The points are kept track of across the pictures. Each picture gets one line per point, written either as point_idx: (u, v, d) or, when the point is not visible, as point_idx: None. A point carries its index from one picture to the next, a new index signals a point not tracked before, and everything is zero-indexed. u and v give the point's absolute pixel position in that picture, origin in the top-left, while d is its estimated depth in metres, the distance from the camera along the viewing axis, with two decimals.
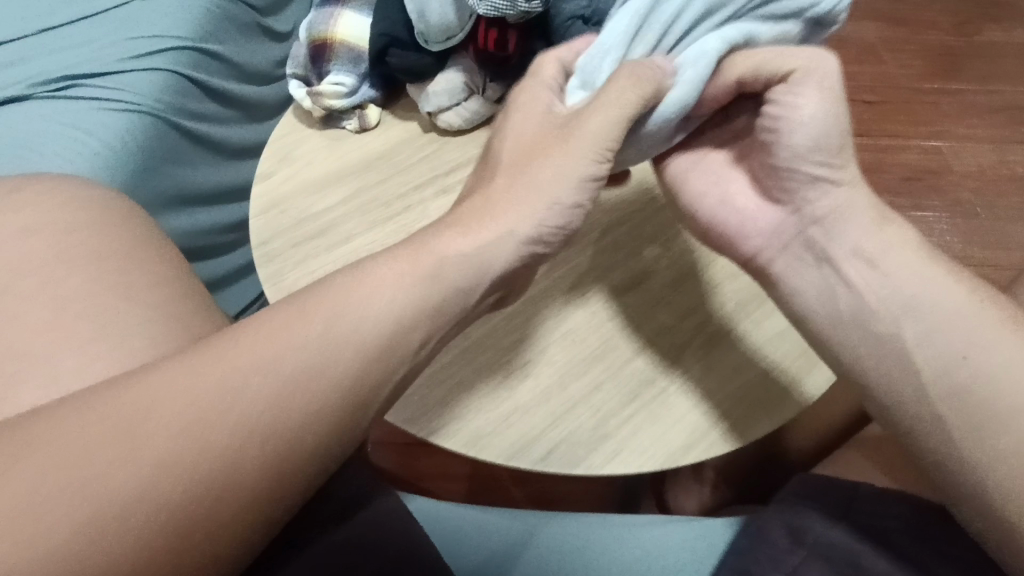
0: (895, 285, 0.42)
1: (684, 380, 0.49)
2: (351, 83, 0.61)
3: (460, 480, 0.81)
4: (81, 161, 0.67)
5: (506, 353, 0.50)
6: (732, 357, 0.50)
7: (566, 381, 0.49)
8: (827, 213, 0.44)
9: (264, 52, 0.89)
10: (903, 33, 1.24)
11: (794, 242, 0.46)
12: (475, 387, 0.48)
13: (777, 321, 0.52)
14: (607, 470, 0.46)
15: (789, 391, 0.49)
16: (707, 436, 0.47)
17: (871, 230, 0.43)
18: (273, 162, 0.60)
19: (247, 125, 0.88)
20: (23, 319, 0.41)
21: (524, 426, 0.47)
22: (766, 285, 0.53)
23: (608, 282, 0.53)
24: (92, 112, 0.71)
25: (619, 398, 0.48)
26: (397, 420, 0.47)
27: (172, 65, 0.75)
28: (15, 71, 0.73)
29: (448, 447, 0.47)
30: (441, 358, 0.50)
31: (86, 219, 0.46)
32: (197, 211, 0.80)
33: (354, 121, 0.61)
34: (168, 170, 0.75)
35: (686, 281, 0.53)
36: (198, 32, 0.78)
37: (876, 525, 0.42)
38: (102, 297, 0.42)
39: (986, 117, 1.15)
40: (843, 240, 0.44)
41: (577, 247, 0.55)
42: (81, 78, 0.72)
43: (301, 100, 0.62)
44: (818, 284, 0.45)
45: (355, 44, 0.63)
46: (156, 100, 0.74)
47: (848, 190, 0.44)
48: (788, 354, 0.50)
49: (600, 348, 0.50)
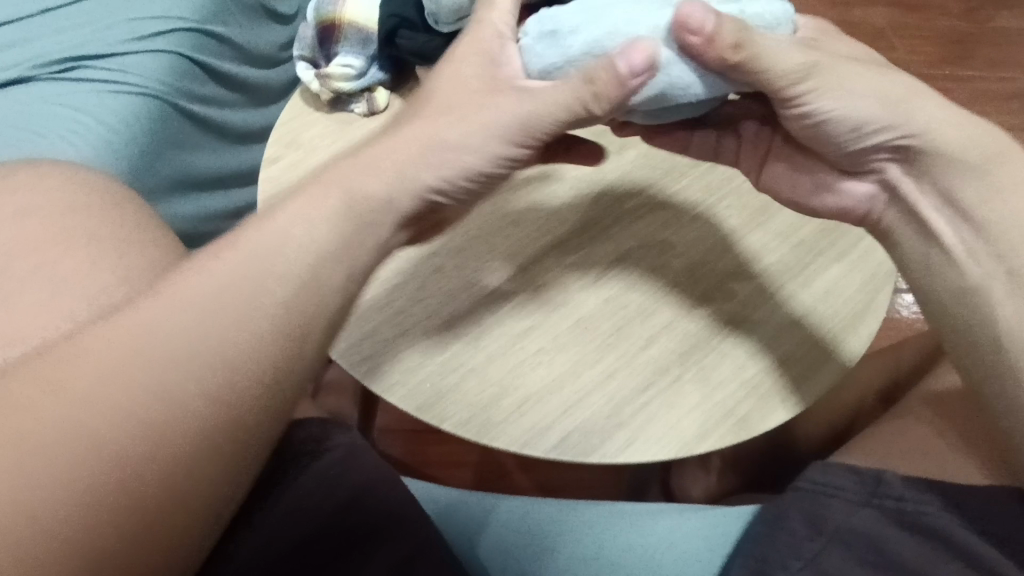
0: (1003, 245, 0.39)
1: (695, 368, 0.49)
2: (360, 66, 0.60)
3: (467, 467, 0.80)
4: (84, 144, 0.66)
5: (520, 340, 0.49)
6: (746, 346, 0.49)
7: (578, 369, 0.48)
8: (930, 152, 0.40)
9: (268, 35, 0.88)
10: (914, 19, 1.22)
11: (898, 181, 0.43)
12: (488, 374, 0.48)
13: (793, 307, 0.51)
14: (621, 459, 0.45)
15: (812, 375, 0.48)
16: (721, 426, 0.46)
17: (929, 107, 0.40)
18: (280, 146, 0.59)
19: (252, 110, 0.87)
20: (21, 302, 0.40)
21: (537, 413, 0.47)
22: (784, 270, 0.53)
23: (618, 272, 0.53)
24: (93, 95, 0.70)
25: (631, 388, 0.48)
26: (409, 408, 0.47)
27: (176, 48, 0.74)
28: (15, 51, 0.71)
29: (462, 436, 0.46)
30: (453, 346, 0.49)
31: (91, 202, 0.45)
32: (200, 197, 0.79)
33: (362, 105, 0.60)
34: (171, 154, 0.74)
35: (701, 267, 0.53)
36: (202, 14, 0.77)
37: (911, 509, 0.41)
38: (104, 278, 0.41)
39: (999, 105, 1.13)
40: (926, 182, 0.41)
41: (584, 232, 0.55)
42: (83, 60, 0.71)
43: (308, 83, 0.61)
44: (913, 182, 0.42)
45: (365, 26, 0.61)
46: (160, 83, 0.73)
47: (917, 117, 0.40)
48: (804, 340, 0.50)
49: (612, 337, 0.50)
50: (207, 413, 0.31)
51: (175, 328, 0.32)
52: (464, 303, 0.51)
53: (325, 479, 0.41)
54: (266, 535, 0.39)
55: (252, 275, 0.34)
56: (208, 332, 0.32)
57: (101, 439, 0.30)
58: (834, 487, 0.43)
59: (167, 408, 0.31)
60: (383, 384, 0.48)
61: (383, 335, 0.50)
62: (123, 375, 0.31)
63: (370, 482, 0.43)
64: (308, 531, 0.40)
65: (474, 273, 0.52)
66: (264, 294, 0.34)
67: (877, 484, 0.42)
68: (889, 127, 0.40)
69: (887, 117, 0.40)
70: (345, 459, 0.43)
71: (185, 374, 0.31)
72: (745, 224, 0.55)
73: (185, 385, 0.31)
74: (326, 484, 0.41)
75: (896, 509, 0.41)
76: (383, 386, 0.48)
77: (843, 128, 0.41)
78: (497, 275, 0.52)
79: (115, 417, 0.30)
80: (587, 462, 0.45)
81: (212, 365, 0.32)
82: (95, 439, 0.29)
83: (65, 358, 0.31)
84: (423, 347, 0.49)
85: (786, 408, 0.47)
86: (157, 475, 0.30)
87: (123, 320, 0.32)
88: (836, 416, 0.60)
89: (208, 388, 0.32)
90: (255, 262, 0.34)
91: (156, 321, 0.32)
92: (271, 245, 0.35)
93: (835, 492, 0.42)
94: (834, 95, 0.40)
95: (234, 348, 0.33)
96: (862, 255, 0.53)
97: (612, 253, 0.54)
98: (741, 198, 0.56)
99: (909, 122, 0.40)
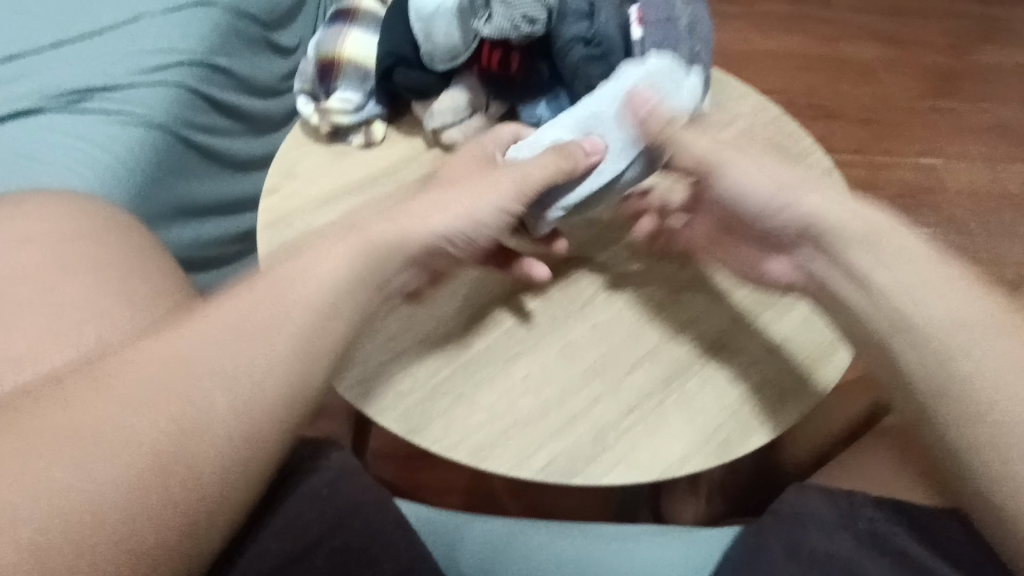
0: (908, 301, 0.40)
1: (679, 392, 0.50)
2: (358, 101, 0.62)
3: (458, 492, 0.81)
4: (92, 175, 0.69)
5: (509, 365, 0.51)
6: (727, 371, 0.51)
7: (566, 393, 0.50)
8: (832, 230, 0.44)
9: (270, 67, 0.91)
10: (899, 54, 1.26)
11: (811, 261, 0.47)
12: (477, 399, 0.50)
13: (774, 334, 0.53)
14: (606, 482, 0.47)
15: (792, 399, 0.50)
16: (704, 449, 0.48)
17: (827, 194, 0.45)
18: (278, 176, 0.61)
19: (252, 139, 0.90)
20: (28, 329, 0.41)
21: (524, 437, 0.48)
22: (765, 297, 0.55)
23: (604, 299, 0.55)
24: (100, 126, 0.72)
25: (616, 411, 0.49)
26: (400, 431, 0.49)
27: (182, 80, 0.77)
28: (26, 83, 0.74)
29: (451, 458, 0.48)
30: (443, 371, 0.51)
31: (97, 232, 0.47)
32: (201, 223, 0.82)
33: (359, 136, 0.63)
34: (175, 183, 0.76)
35: (684, 295, 0.55)
36: (206, 48, 0.80)
37: (883, 532, 0.42)
38: (108, 306, 0.43)
39: (981, 137, 1.18)
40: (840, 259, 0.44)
41: (573, 260, 0.57)
42: (91, 92, 0.74)
43: (308, 116, 0.64)
44: (825, 266, 0.46)
45: (363, 63, 0.64)
46: (165, 114, 0.75)
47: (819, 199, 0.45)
48: (784, 365, 0.51)
49: (599, 362, 0.51)
50: (209, 437, 0.35)
51: (192, 358, 0.37)
52: (455, 329, 0.53)
53: (317, 497, 0.43)
54: (262, 546, 0.41)
55: (260, 321, 0.39)
56: (223, 364, 0.37)
57: (117, 454, 0.33)
58: (810, 510, 0.44)
59: (175, 429, 0.34)
60: (375, 407, 0.49)
61: (377, 359, 0.51)
62: (143, 397, 0.35)
63: (361, 502, 0.44)
64: (300, 548, 0.41)
65: (465, 300, 0.54)
66: (272, 333, 0.39)
67: (851, 507, 0.44)
68: (791, 209, 0.46)
69: (786, 199, 0.46)
70: (335, 479, 0.44)
71: (196, 398, 0.35)
72: None
73: (194, 410, 0.35)
74: (318, 502, 0.43)
75: (868, 531, 0.43)
76: (376, 409, 0.49)
77: (751, 201, 0.48)
78: (487, 301, 0.54)
79: (130, 434, 0.34)
80: (573, 484, 0.47)
81: (220, 395, 0.36)
82: (108, 455, 0.33)
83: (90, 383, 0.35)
84: (415, 372, 0.51)
85: (766, 432, 0.49)
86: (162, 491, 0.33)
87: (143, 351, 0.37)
88: (822, 440, 0.61)
89: (213, 415, 0.35)
90: (268, 306, 0.39)
91: (177, 354, 0.37)
92: (282, 293, 0.40)
93: (810, 515, 0.44)
94: (737, 171, 0.48)
95: (239, 383, 0.37)
96: None
97: (599, 282, 0.55)
98: None
99: (807, 205, 0.45)
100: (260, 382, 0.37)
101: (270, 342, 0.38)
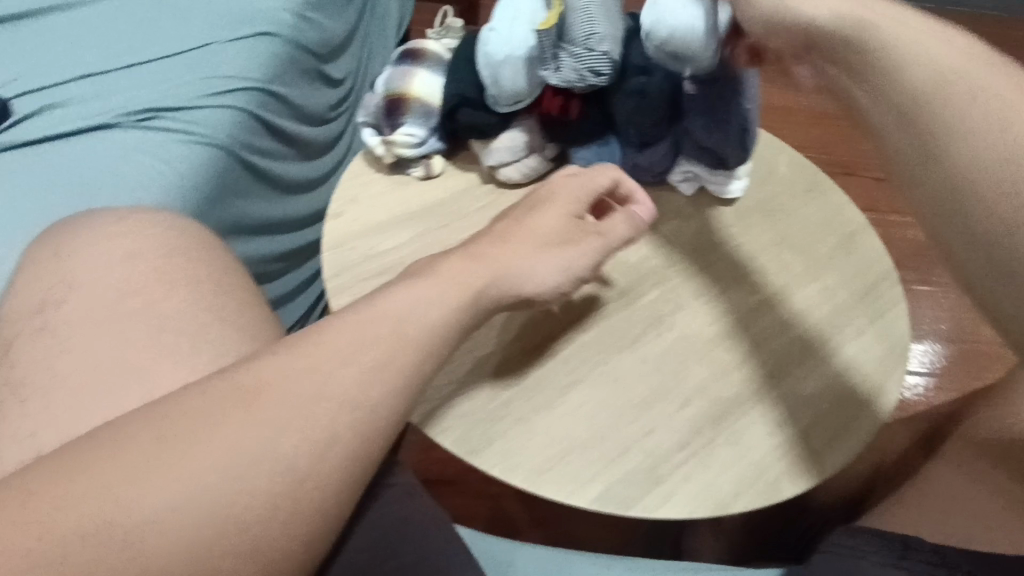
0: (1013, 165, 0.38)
1: (728, 430, 0.52)
2: (421, 135, 0.66)
3: (479, 519, 0.84)
4: (158, 191, 0.72)
5: (564, 394, 0.53)
6: (774, 413, 0.53)
7: (619, 424, 0.52)
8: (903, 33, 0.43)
9: (319, 96, 0.95)
10: None
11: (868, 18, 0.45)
12: (534, 425, 0.52)
13: (818, 379, 0.55)
14: (661, 514, 0.49)
15: (835, 442, 0.52)
16: (752, 487, 0.50)
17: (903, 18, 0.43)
18: (343, 202, 0.65)
19: (300, 163, 0.94)
20: (127, 338, 0.44)
21: (581, 465, 0.50)
22: (809, 342, 0.57)
23: (655, 335, 0.57)
24: (167, 144, 0.76)
25: (668, 445, 0.52)
26: (459, 451, 0.51)
27: (244, 105, 0.81)
28: (100, 102, 0.78)
29: (510, 481, 0.50)
30: (500, 397, 0.53)
31: (184, 248, 0.50)
32: (253, 241, 0.85)
33: (420, 168, 0.67)
34: (231, 202, 0.80)
35: (731, 336, 0.57)
36: (268, 76, 0.84)
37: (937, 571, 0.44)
38: (200, 320, 0.46)
39: None
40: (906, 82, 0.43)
41: (624, 295, 0.59)
42: (160, 112, 0.77)
43: (373, 146, 0.67)
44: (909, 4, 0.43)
45: (429, 100, 0.67)
46: (228, 136, 0.79)
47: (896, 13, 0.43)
48: (827, 410, 0.54)
49: (651, 396, 0.54)
50: (313, 446, 0.37)
51: (295, 375, 0.39)
52: (512, 356, 0.55)
53: (388, 512, 0.45)
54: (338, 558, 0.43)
55: (350, 338, 0.41)
56: (320, 377, 0.39)
57: (230, 459, 0.35)
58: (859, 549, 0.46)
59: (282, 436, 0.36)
60: (435, 426, 0.52)
61: (436, 381, 0.54)
62: (254, 409, 0.37)
63: (426, 520, 0.45)
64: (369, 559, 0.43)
65: (521, 327, 0.56)
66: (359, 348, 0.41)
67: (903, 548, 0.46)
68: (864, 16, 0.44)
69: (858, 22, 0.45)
70: (405, 496, 0.46)
71: (298, 410, 0.37)
72: (773, 296, 0.60)
73: (296, 420, 0.37)
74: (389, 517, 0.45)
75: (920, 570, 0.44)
76: (437, 428, 0.51)
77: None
78: (543, 331, 0.56)
79: (243, 441, 0.36)
80: (628, 514, 0.49)
81: (320, 406, 0.38)
82: (223, 457, 0.35)
83: (204, 394, 0.37)
84: (473, 395, 0.53)
85: (813, 473, 0.51)
86: (273, 494, 0.35)
87: (248, 367, 0.39)
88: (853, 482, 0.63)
89: (314, 422, 0.37)
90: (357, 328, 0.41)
91: (282, 371, 0.39)
92: (368, 316, 0.42)
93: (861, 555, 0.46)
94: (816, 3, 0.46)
95: (335, 394, 0.38)
96: (880, 332, 0.58)
97: (648, 318, 0.58)
98: (768, 272, 0.61)
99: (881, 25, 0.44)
100: (352, 396, 0.39)
101: (358, 356, 0.40)
